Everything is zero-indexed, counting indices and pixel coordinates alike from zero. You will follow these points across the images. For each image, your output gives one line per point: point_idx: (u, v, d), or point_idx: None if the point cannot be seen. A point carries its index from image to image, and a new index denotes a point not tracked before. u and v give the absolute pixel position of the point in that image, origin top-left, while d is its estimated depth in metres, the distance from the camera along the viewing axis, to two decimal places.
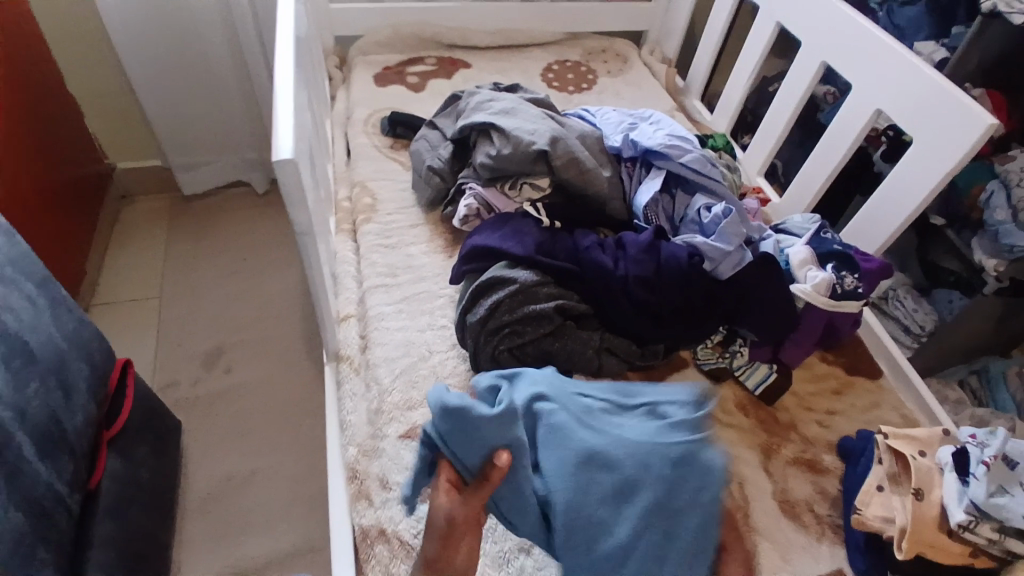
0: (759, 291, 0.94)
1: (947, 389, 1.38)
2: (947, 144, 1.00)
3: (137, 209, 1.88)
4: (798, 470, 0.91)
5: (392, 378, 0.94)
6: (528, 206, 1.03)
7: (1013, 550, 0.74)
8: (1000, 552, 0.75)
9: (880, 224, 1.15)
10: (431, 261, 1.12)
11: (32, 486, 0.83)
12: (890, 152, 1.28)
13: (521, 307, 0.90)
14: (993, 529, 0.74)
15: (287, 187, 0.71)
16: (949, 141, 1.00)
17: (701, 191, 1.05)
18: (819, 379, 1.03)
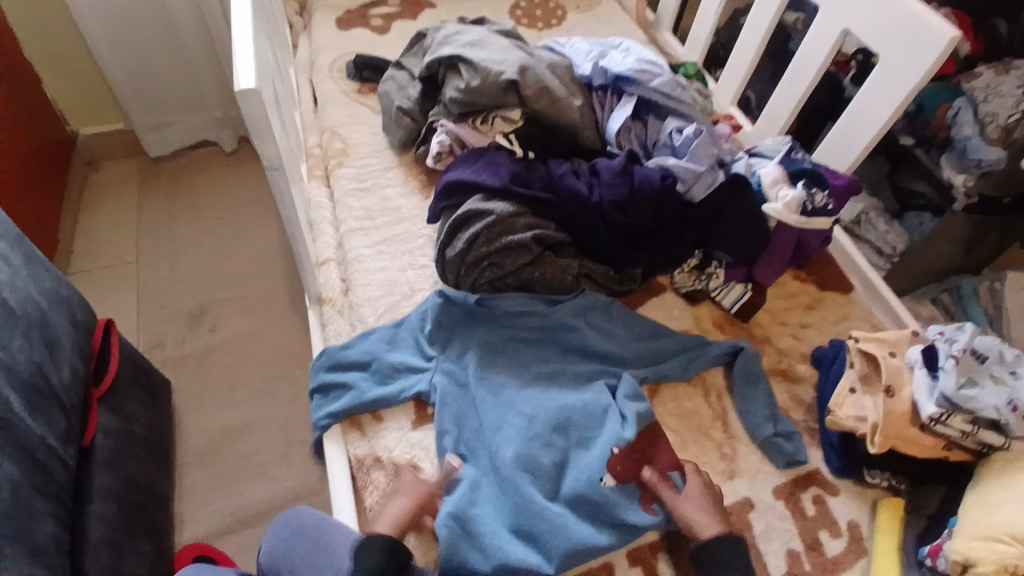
0: (729, 211, 0.97)
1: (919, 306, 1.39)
2: (910, 63, 1.00)
3: (106, 174, 1.82)
4: (774, 380, 0.96)
5: (377, 316, 0.96)
6: (501, 138, 1.03)
7: (985, 442, 0.77)
8: (973, 444, 0.78)
9: (850, 144, 1.15)
10: (408, 202, 1.12)
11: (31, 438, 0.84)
12: (858, 74, 1.30)
13: (499, 239, 0.91)
14: (965, 421, 0.77)
15: (254, 120, 0.71)
16: (912, 56, 1.00)
17: (670, 115, 1.06)
18: (792, 296, 1.07)
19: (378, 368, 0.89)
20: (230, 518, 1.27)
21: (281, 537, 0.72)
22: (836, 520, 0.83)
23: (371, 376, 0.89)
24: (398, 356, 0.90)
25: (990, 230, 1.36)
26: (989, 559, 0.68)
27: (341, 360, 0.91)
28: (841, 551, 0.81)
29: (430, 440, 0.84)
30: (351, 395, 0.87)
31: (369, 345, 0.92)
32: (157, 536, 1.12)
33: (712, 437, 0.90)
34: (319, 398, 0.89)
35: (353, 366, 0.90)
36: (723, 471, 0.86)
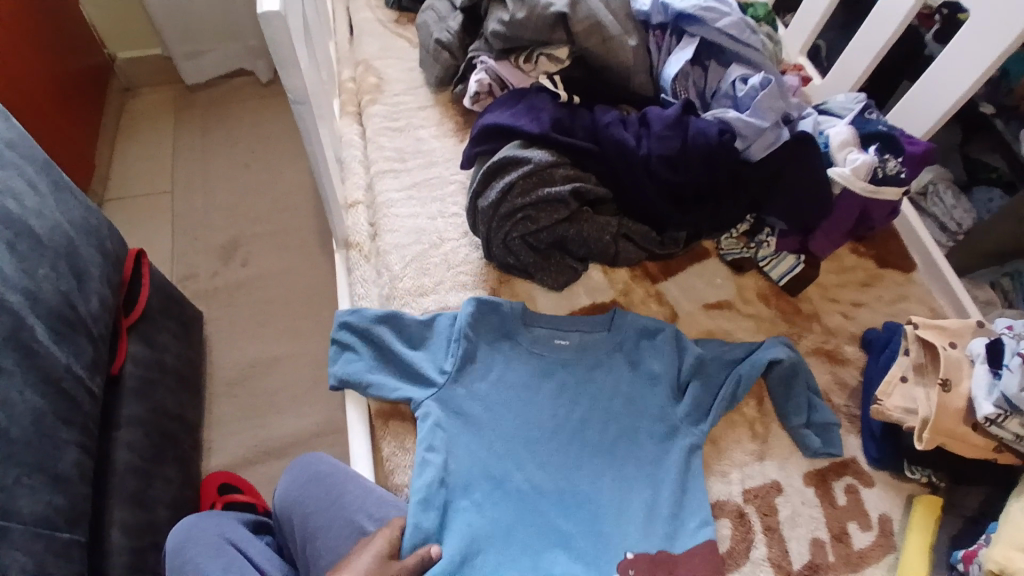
0: (790, 173, 0.88)
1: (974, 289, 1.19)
2: (1000, 24, 0.88)
3: (143, 101, 1.80)
4: (817, 360, 0.90)
5: (403, 264, 0.92)
6: (544, 79, 0.95)
7: None
8: None
9: (929, 106, 1.02)
10: (441, 145, 1.06)
11: (59, 364, 0.86)
12: (943, 31, 1.13)
13: (535, 190, 0.85)
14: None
15: (278, 47, 0.65)
16: (1004, 17, 0.87)
17: (735, 62, 0.96)
18: (847, 271, 0.99)
19: (398, 359, 0.82)
20: (255, 449, 1.30)
21: (299, 480, 0.75)
22: (866, 512, 0.79)
23: (390, 360, 0.83)
24: (414, 357, 0.82)
25: None
26: None
27: (362, 327, 0.84)
28: (868, 545, 0.77)
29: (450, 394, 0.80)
30: (362, 373, 0.81)
31: (391, 334, 0.84)
32: (184, 464, 1.16)
33: (743, 414, 0.85)
34: (336, 348, 0.83)
35: (373, 343, 0.84)
36: (753, 451, 0.82)
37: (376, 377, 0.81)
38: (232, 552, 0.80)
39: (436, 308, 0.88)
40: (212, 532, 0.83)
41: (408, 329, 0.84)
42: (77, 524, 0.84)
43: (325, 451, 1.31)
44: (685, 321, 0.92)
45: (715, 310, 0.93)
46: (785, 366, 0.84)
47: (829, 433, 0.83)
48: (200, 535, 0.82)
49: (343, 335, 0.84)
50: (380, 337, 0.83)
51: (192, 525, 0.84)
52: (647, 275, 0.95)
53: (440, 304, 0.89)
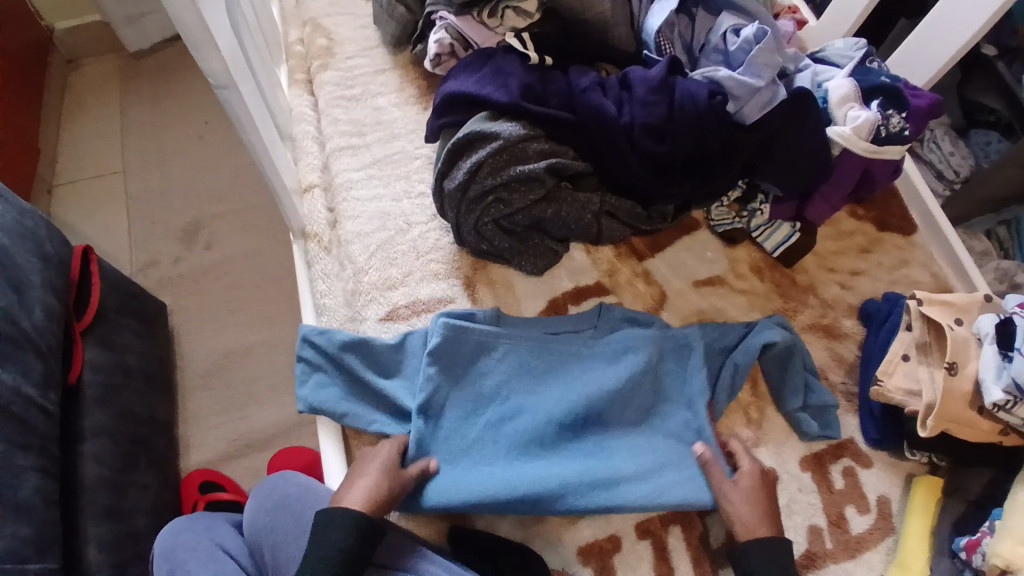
0: (786, 135, 0.80)
1: (971, 239, 1.07)
2: None
3: (86, 72, 1.65)
4: (814, 336, 0.85)
5: (367, 255, 0.84)
6: (511, 37, 0.84)
7: None
8: None
9: (937, 46, 0.92)
10: (403, 114, 0.96)
11: None
12: None
13: (506, 168, 0.77)
14: None
15: (186, 26, 0.56)
16: None
17: (726, 9, 0.86)
18: (845, 237, 0.92)
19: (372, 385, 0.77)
20: (236, 442, 1.26)
21: (264, 509, 0.73)
22: (864, 494, 0.76)
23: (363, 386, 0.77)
24: (390, 389, 0.76)
25: None
26: None
27: (328, 351, 0.77)
28: (867, 529, 0.74)
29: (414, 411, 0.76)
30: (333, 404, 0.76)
31: (360, 365, 0.77)
32: (161, 467, 1.12)
33: (737, 399, 0.81)
34: (303, 369, 0.78)
35: (342, 366, 0.78)
36: (748, 438, 0.78)
37: (349, 405, 0.76)
38: (225, 557, 0.73)
39: (406, 302, 0.81)
40: (202, 537, 0.76)
41: (383, 351, 0.77)
42: (48, 550, 0.79)
43: (307, 440, 1.26)
44: (675, 301, 0.86)
45: (706, 287, 0.87)
46: (779, 349, 0.78)
47: (827, 415, 0.79)
48: (190, 540, 0.75)
49: (309, 358, 0.78)
50: (351, 359, 0.77)
51: (181, 529, 0.77)
52: (633, 252, 0.88)
53: (411, 297, 0.82)
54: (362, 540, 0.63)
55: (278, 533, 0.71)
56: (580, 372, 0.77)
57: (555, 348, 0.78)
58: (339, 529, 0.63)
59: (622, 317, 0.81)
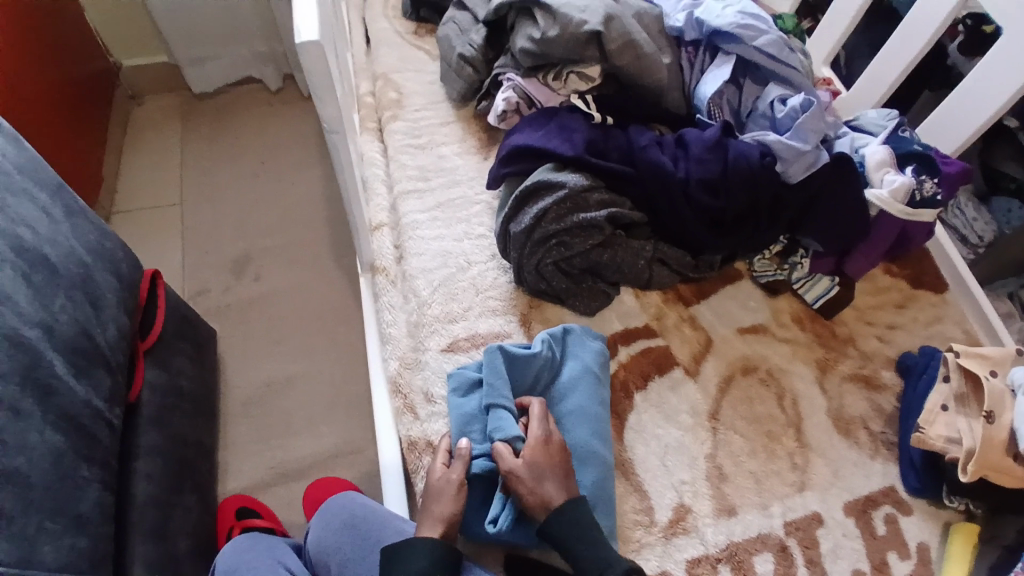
0: (828, 198, 0.87)
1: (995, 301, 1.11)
2: None
3: (148, 109, 1.78)
4: (855, 386, 0.88)
5: (431, 289, 0.90)
6: (575, 99, 0.91)
7: None
8: None
9: (963, 120, 0.99)
10: (464, 162, 1.03)
11: (64, 404, 0.82)
12: (973, 47, 1.07)
13: (569, 215, 0.83)
14: None
15: (314, 75, 0.66)
16: None
17: (773, 80, 0.94)
18: (881, 292, 0.97)
19: (433, 412, 0.81)
20: (272, 471, 1.28)
21: (331, 527, 0.76)
22: (907, 542, 0.78)
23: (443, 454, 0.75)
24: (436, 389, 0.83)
25: None
26: None
27: None
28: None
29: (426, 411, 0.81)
30: None
31: (405, 374, 0.86)
32: (201, 489, 1.15)
33: (783, 445, 0.83)
34: None
35: None
36: (794, 482, 0.81)
37: None
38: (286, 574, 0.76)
39: (466, 335, 0.86)
40: (265, 556, 0.79)
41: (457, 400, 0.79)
42: (100, 562, 0.82)
43: (343, 472, 1.28)
44: (720, 347, 0.90)
45: (749, 334, 0.91)
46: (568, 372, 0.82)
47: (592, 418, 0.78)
48: (253, 559, 0.78)
49: None
50: None
51: (242, 548, 0.80)
52: (679, 299, 0.93)
53: (471, 330, 0.87)
54: (438, 564, 0.66)
55: (341, 552, 0.74)
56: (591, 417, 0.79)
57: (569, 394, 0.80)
58: (420, 556, 0.66)
59: (594, 350, 0.84)
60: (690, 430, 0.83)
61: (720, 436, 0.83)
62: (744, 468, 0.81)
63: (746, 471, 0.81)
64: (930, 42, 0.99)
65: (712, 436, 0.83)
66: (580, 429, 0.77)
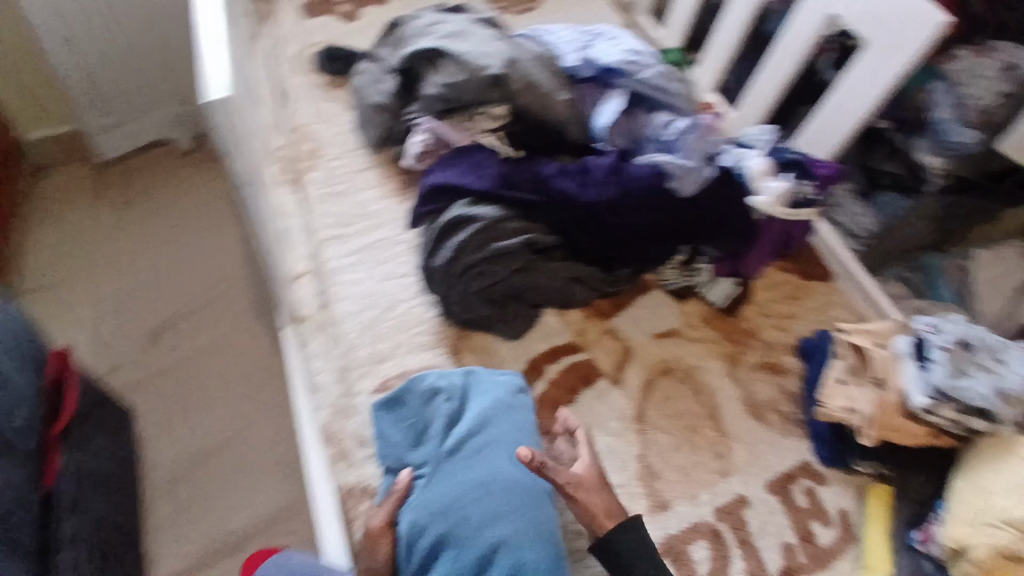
0: (721, 207, 0.95)
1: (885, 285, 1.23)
2: (883, 74, 1.00)
3: (55, 181, 1.65)
4: (764, 373, 0.97)
5: (358, 332, 0.92)
6: (486, 137, 0.98)
7: (972, 429, 0.79)
8: (962, 430, 0.80)
9: (824, 139, 1.13)
10: (384, 207, 1.06)
11: None
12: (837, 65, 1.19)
13: (487, 246, 0.87)
14: (956, 411, 0.78)
15: (223, 130, 0.70)
16: (887, 66, 0.99)
17: (659, 108, 1.01)
18: (776, 286, 1.06)
19: (369, 455, 0.84)
20: (207, 549, 1.22)
21: None
22: (824, 509, 0.87)
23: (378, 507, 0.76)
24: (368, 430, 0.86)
25: (965, 215, 1.16)
26: (983, 545, 0.73)
27: None
28: (833, 540, 0.85)
29: (364, 455, 0.84)
30: None
31: (337, 420, 0.87)
32: None
33: (704, 436, 0.90)
34: None
35: None
36: (717, 470, 0.88)
37: None
38: None
39: (396, 373, 0.90)
40: None
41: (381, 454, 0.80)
42: None
43: (279, 540, 1.24)
44: (641, 352, 0.97)
45: (664, 338, 0.98)
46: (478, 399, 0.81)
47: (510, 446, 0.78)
48: None
49: None
50: None
51: None
52: (599, 313, 0.99)
53: (399, 368, 0.90)
54: None
55: None
56: (510, 444, 0.78)
57: (484, 427, 0.79)
58: None
59: (500, 380, 0.84)
60: (619, 435, 0.89)
61: (648, 437, 0.89)
62: (672, 463, 0.87)
63: (673, 465, 0.87)
64: (798, 65, 1.14)
65: (641, 437, 0.89)
66: (493, 458, 0.76)
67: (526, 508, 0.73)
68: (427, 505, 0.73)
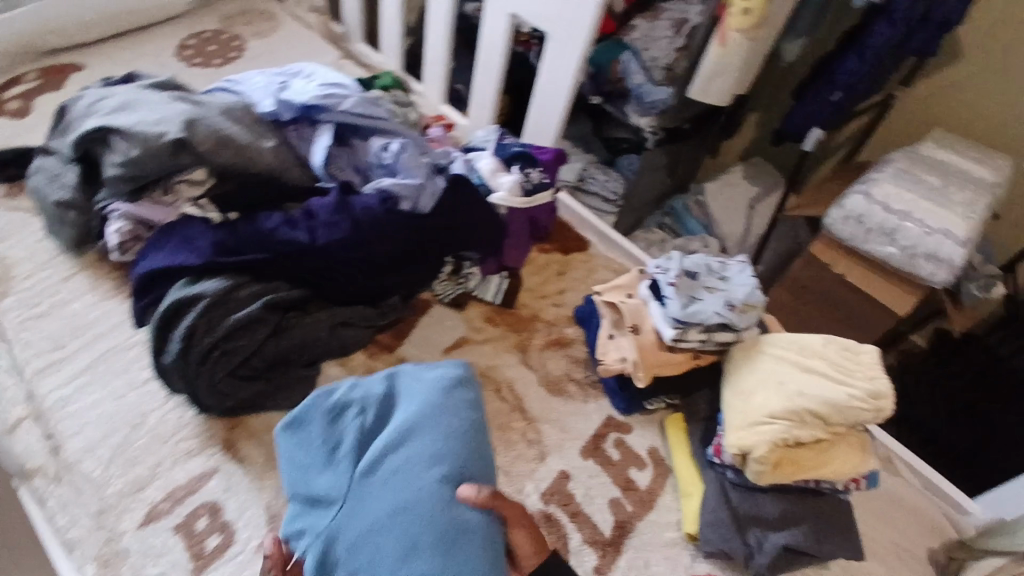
0: (462, 210, 0.96)
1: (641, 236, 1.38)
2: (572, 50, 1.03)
3: None
4: (553, 351, 1.02)
5: (105, 466, 0.80)
6: (189, 207, 0.88)
7: (720, 342, 0.89)
8: (714, 347, 0.90)
9: (545, 124, 1.15)
10: (107, 311, 0.93)
11: None
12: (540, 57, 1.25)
13: (223, 320, 0.81)
14: (699, 332, 0.88)
15: None
16: (573, 40, 1.02)
17: (375, 133, 0.99)
18: (543, 268, 1.13)
19: None
20: None
21: None
22: (635, 454, 0.94)
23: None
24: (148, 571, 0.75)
25: (686, 151, 1.33)
26: (761, 441, 0.78)
27: None
28: (651, 480, 0.92)
29: None
30: None
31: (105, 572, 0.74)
32: None
33: (514, 429, 0.92)
34: None
35: None
36: (534, 456, 0.90)
37: None
38: None
39: (163, 495, 0.80)
40: None
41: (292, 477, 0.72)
42: None
43: None
44: None
45: (455, 350, 0.99)
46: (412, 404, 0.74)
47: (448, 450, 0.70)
48: None
49: None
50: None
51: None
52: (383, 347, 0.97)
53: (167, 488, 0.80)
54: None
55: None
56: (435, 456, 0.69)
57: (405, 439, 0.70)
58: None
59: (431, 383, 0.77)
60: None
61: None
62: None
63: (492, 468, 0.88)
64: (504, 69, 1.15)
65: None
66: (417, 475, 0.67)
67: (458, 525, 0.65)
68: (335, 530, 0.65)
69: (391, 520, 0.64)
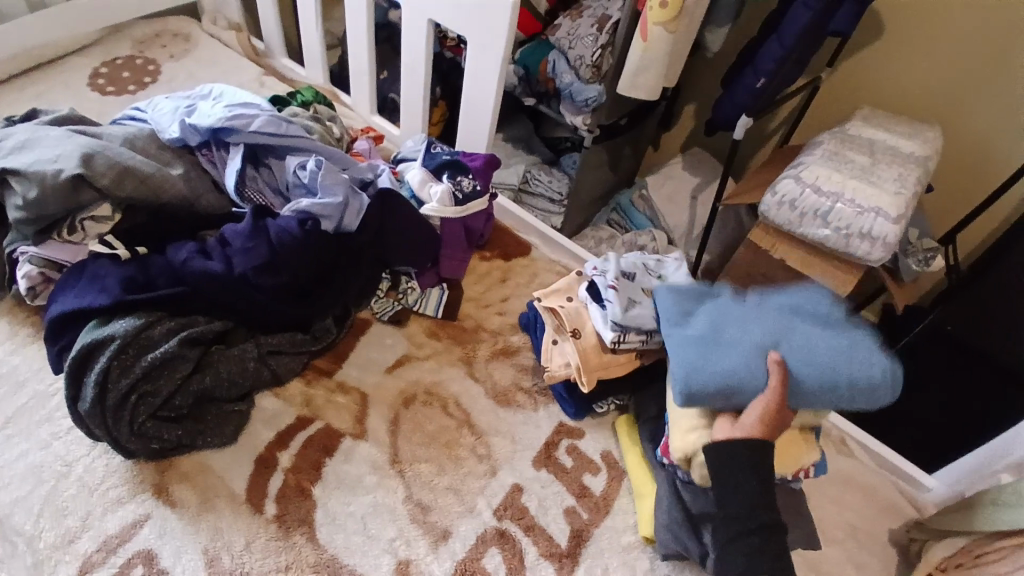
0: (391, 224, 0.94)
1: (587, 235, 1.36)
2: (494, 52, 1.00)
3: None
4: (499, 360, 0.99)
5: (33, 519, 0.75)
6: (95, 244, 0.84)
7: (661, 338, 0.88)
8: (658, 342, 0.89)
9: (477, 128, 1.13)
10: (23, 357, 0.87)
11: None
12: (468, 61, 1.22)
13: (138, 361, 0.77)
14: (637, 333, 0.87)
15: None
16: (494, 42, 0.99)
17: (291, 152, 0.96)
18: (485, 276, 1.10)
19: None
20: None
21: None
22: (588, 459, 0.92)
23: None
24: None
25: (625, 146, 1.34)
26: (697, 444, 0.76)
27: None
28: (605, 484, 0.90)
29: None
30: None
31: None
32: None
33: (463, 446, 0.89)
34: None
35: None
36: (484, 472, 0.88)
37: None
38: None
39: (98, 545, 0.74)
40: None
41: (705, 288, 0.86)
42: None
43: None
44: (377, 394, 0.92)
45: (397, 368, 0.95)
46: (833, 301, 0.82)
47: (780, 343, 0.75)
48: None
49: None
50: None
51: None
52: (321, 373, 0.93)
53: (99, 538, 0.74)
54: None
55: None
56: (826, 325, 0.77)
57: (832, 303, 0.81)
58: None
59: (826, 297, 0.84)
60: (379, 487, 0.84)
61: (409, 474, 0.85)
62: (439, 487, 0.85)
63: (441, 489, 0.85)
64: (429, 77, 1.13)
65: (402, 478, 0.85)
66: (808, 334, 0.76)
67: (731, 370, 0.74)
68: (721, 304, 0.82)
69: (791, 320, 0.78)
